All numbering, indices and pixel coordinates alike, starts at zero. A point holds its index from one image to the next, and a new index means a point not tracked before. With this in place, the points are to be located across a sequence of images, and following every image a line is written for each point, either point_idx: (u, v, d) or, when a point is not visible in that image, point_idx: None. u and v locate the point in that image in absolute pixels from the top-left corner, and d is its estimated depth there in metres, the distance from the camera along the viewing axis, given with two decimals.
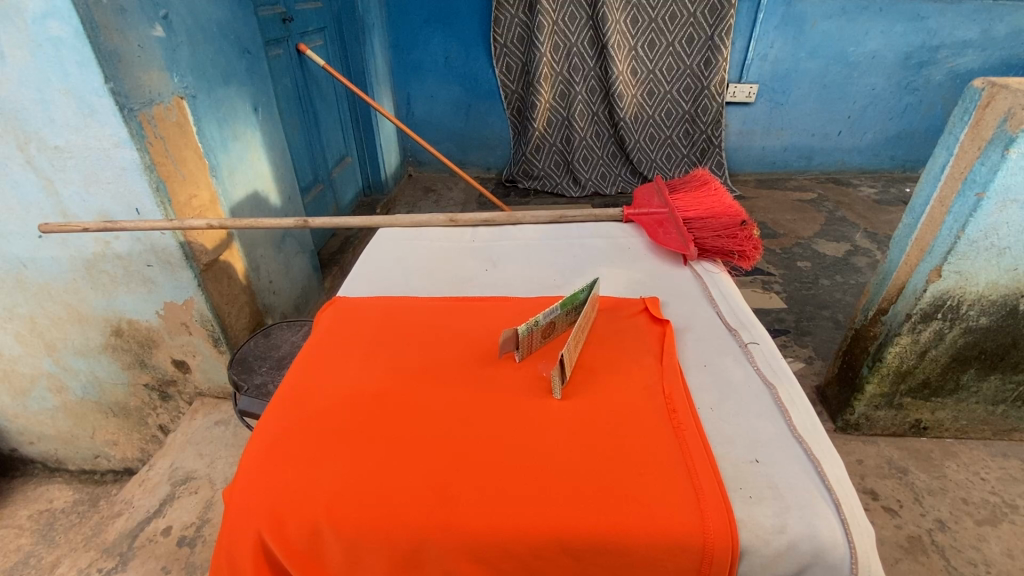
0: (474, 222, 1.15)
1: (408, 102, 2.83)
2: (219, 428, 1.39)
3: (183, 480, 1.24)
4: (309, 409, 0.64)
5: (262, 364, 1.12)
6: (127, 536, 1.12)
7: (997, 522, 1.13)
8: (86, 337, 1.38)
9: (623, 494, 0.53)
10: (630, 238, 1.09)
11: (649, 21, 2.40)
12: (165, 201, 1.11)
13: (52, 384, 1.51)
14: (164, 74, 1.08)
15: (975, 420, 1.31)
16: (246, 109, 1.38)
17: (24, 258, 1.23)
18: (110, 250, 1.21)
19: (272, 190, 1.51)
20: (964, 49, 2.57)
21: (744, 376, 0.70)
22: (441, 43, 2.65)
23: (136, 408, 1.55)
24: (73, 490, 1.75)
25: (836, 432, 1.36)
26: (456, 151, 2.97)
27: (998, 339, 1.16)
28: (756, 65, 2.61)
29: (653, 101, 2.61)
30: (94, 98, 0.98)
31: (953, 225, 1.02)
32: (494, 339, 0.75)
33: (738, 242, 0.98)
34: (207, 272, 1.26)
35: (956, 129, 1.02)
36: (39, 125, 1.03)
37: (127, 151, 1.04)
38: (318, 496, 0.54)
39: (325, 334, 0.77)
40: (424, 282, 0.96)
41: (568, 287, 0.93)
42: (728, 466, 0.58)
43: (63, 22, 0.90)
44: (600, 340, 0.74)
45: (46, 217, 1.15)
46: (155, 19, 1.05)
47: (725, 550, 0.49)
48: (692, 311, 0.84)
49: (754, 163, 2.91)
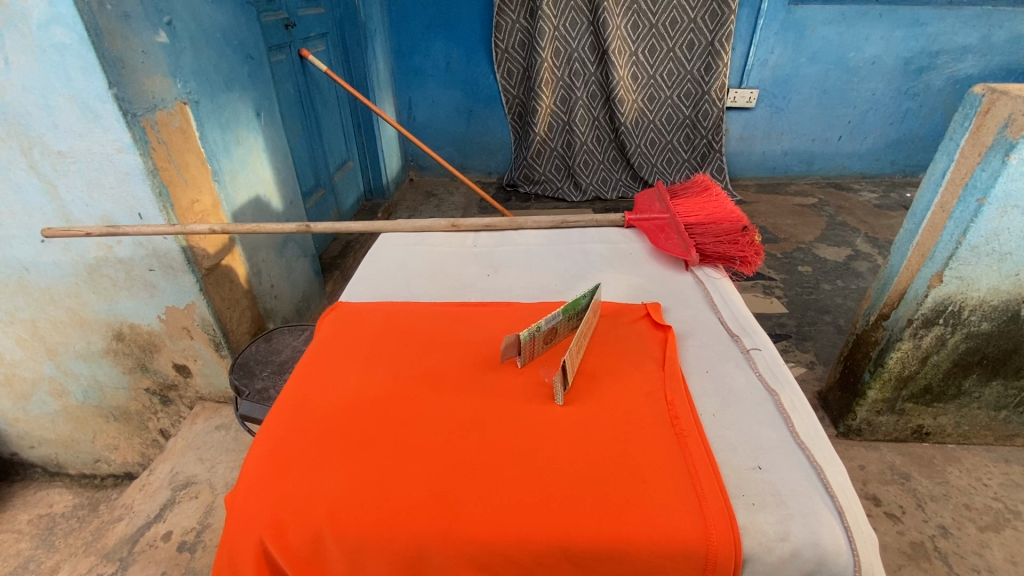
0: (474, 227, 1.14)
1: (409, 107, 2.84)
2: (220, 433, 1.38)
3: (183, 485, 1.24)
4: (309, 416, 0.64)
5: (263, 368, 1.12)
6: (127, 541, 1.12)
7: (1000, 528, 1.13)
8: (88, 342, 1.38)
9: (624, 501, 0.53)
10: (631, 244, 1.09)
11: (649, 27, 2.41)
12: (168, 207, 1.12)
13: (53, 388, 1.51)
14: (167, 80, 1.08)
15: (977, 425, 1.30)
16: (249, 114, 1.38)
17: (26, 263, 1.23)
18: (112, 255, 1.21)
19: (274, 195, 1.52)
20: (964, 54, 2.57)
21: (746, 382, 0.70)
22: (442, 49, 2.66)
23: (136, 412, 1.54)
24: (72, 494, 1.75)
25: (837, 438, 1.35)
26: (458, 156, 2.98)
27: (999, 344, 1.16)
28: (756, 70, 2.62)
29: (653, 106, 2.62)
30: (97, 103, 0.98)
31: (954, 231, 1.02)
32: (495, 345, 0.75)
33: (740, 247, 0.98)
34: (208, 277, 1.26)
35: (956, 135, 1.02)
36: (43, 130, 1.03)
37: (130, 156, 1.04)
38: (319, 504, 0.54)
39: (325, 339, 0.77)
40: (426, 287, 0.96)
41: (570, 293, 0.93)
42: (730, 473, 0.58)
43: (68, 28, 0.91)
44: (600, 346, 0.74)
45: (48, 222, 1.15)
46: (158, 25, 1.05)
47: (728, 558, 0.49)
48: (693, 317, 0.84)
49: (754, 167, 2.92)
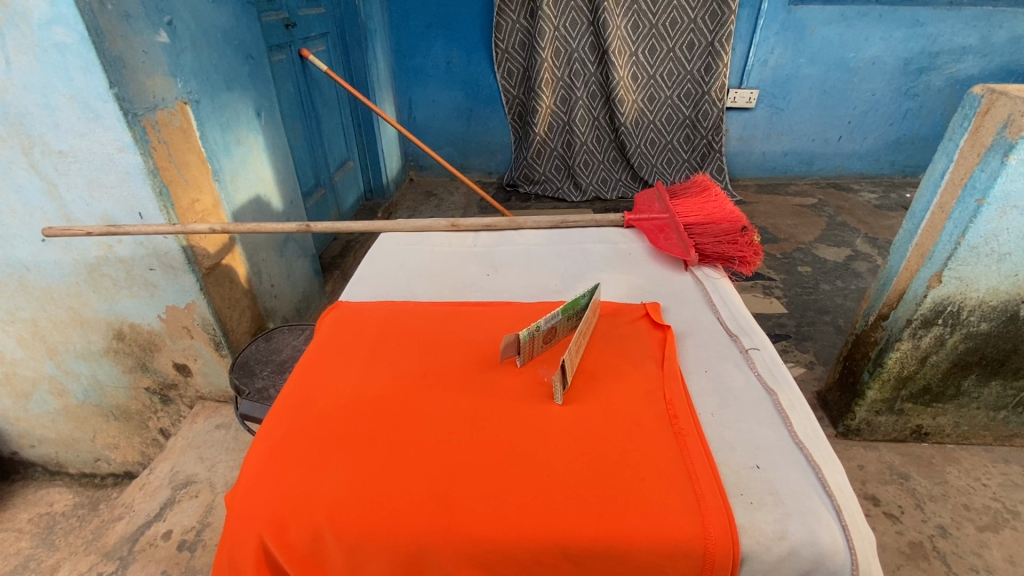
0: (474, 228, 1.14)
1: (409, 107, 2.85)
2: (219, 432, 1.39)
3: (183, 484, 1.24)
4: (310, 414, 0.64)
5: (263, 368, 1.13)
6: (127, 540, 1.12)
7: (999, 529, 1.13)
8: (88, 341, 1.38)
9: (624, 501, 0.53)
10: (631, 244, 1.09)
11: (649, 27, 2.41)
12: (168, 207, 1.12)
13: (53, 388, 1.51)
14: (168, 79, 1.09)
15: (976, 425, 1.30)
16: (249, 114, 1.38)
17: (27, 262, 1.24)
18: (112, 254, 1.21)
19: (274, 195, 1.52)
20: (964, 55, 2.57)
21: (745, 382, 0.70)
22: (442, 49, 2.66)
23: (136, 411, 1.55)
24: (73, 493, 1.75)
25: (837, 438, 1.35)
26: (458, 156, 2.98)
27: (998, 344, 1.16)
28: (756, 71, 2.62)
29: (653, 106, 2.62)
30: (98, 103, 0.99)
31: (954, 231, 1.03)
32: (494, 344, 0.76)
33: (739, 248, 0.99)
34: (208, 276, 1.26)
35: (955, 135, 1.02)
36: (44, 129, 1.03)
37: (131, 156, 1.05)
38: (319, 503, 0.54)
39: (326, 338, 0.77)
40: (426, 287, 0.96)
41: (570, 293, 0.94)
42: (728, 472, 0.58)
43: (68, 28, 0.91)
44: (599, 345, 0.74)
45: (48, 222, 1.15)
46: (159, 25, 1.05)
47: (727, 556, 0.49)
48: (692, 316, 0.85)
49: (754, 168, 2.93)
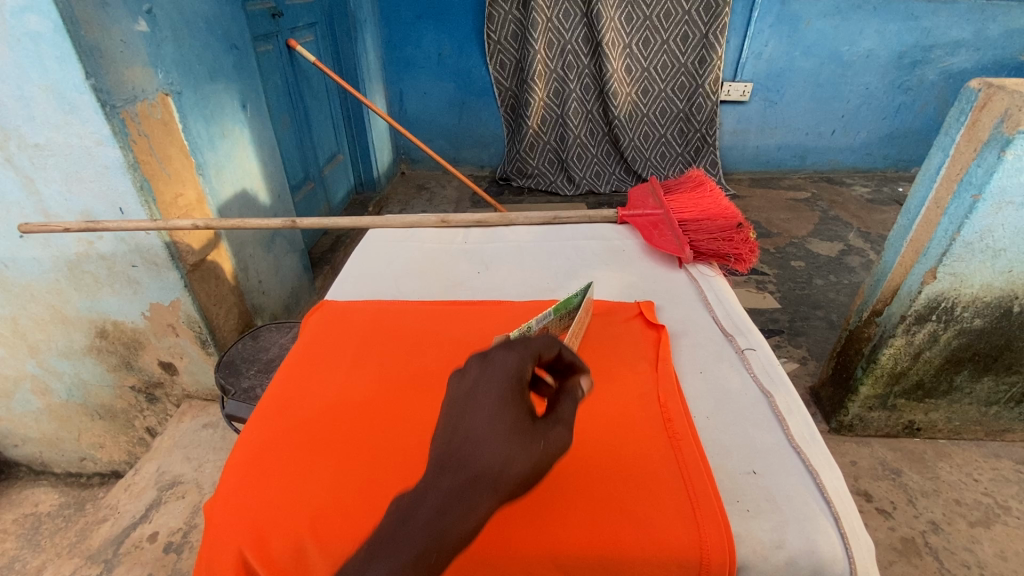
0: (465, 223, 1.12)
1: (401, 99, 2.80)
2: (207, 431, 1.36)
3: (169, 485, 1.22)
4: (293, 418, 0.62)
5: (249, 367, 1.10)
6: (111, 543, 1.10)
7: (990, 524, 1.13)
8: (70, 340, 1.35)
9: (617, 507, 0.51)
10: (625, 240, 1.07)
11: (644, 19, 2.39)
12: (150, 201, 1.08)
13: (36, 386, 1.48)
14: (148, 70, 1.05)
15: (968, 421, 1.31)
16: (235, 106, 1.35)
17: (5, 259, 1.20)
18: (93, 251, 1.18)
19: (260, 189, 1.48)
20: (958, 48, 2.57)
21: (741, 384, 0.69)
22: (433, 39, 2.62)
23: (122, 410, 1.52)
24: (58, 493, 1.72)
25: (829, 434, 1.36)
26: (450, 150, 2.94)
27: (991, 340, 1.16)
28: (750, 64, 2.60)
29: (647, 99, 2.60)
30: (74, 94, 0.95)
31: (948, 227, 1.02)
32: (484, 345, 0.74)
33: (734, 245, 0.97)
34: (193, 272, 1.23)
35: (951, 130, 1.01)
36: (18, 122, 1.00)
37: (110, 149, 1.01)
38: (303, 512, 0.53)
39: (310, 339, 0.75)
40: (415, 285, 0.94)
41: (562, 291, 0.92)
42: (725, 477, 0.57)
43: (42, 16, 0.88)
44: (594, 346, 0.73)
45: (26, 217, 1.12)
46: (138, 14, 1.01)
47: (723, 565, 0.48)
48: (686, 315, 0.83)
49: (748, 162, 2.91)
